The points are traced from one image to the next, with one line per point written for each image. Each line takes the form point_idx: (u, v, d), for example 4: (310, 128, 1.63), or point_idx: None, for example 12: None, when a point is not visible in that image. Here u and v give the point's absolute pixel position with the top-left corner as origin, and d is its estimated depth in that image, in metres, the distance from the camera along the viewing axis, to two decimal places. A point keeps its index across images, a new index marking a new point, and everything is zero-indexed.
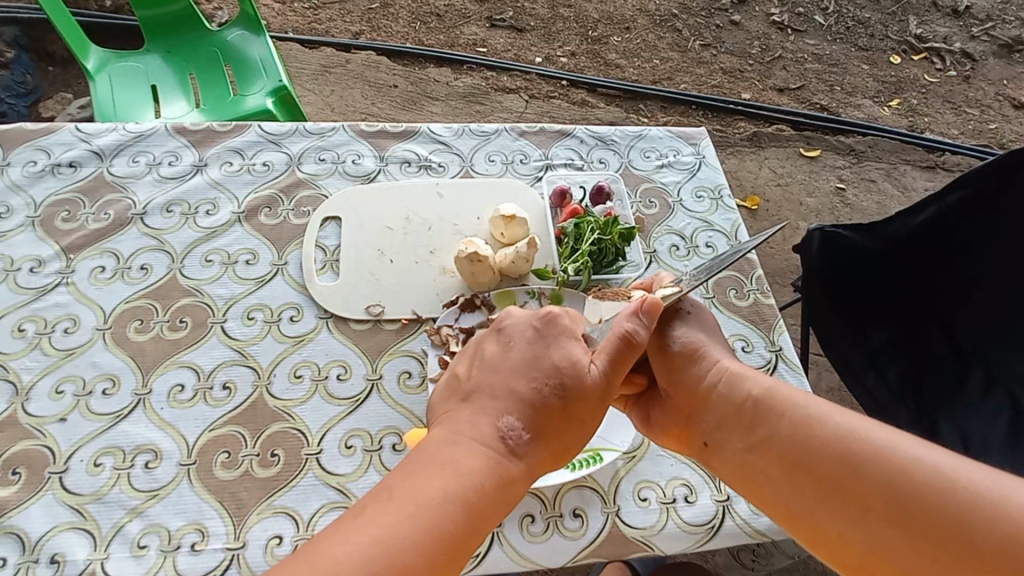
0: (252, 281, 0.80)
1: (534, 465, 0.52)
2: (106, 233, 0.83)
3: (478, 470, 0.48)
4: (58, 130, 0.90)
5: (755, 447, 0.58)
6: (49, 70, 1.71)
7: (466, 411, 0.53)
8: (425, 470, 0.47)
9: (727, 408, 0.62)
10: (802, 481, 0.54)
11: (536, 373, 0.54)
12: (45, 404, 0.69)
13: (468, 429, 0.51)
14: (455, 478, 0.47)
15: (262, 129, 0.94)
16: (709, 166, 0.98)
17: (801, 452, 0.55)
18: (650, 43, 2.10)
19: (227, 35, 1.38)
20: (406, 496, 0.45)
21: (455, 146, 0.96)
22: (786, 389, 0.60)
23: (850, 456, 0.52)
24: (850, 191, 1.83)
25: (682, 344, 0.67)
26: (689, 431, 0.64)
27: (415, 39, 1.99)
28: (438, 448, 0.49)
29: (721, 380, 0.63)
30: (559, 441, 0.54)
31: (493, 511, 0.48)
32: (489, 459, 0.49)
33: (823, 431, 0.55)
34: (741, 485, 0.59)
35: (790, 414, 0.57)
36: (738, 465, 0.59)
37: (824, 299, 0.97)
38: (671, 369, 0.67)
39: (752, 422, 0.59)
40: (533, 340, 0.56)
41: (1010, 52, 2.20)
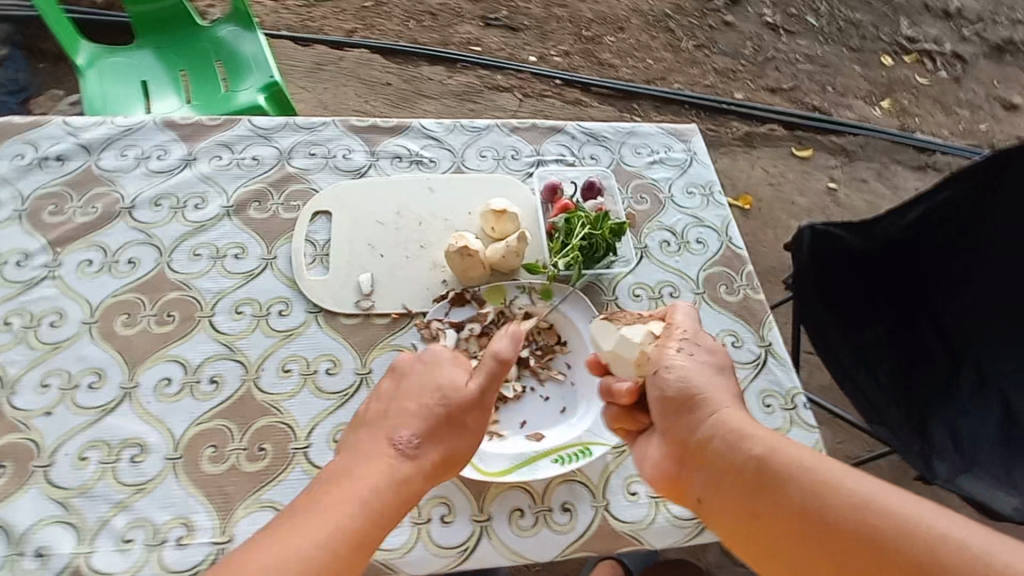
0: (241, 275, 0.80)
1: (428, 470, 0.57)
2: (93, 226, 0.82)
3: (369, 479, 0.53)
4: (46, 123, 0.89)
5: (760, 514, 0.54)
6: (39, 67, 1.70)
7: (361, 431, 0.59)
8: (329, 488, 0.52)
9: (724, 466, 0.58)
10: (816, 554, 0.49)
11: (420, 394, 0.60)
12: (30, 397, 0.68)
13: (359, 445, 0.57)
14: (351, 493, 0.51)
15: (252, 123, 0.93)
16: (700, 163, 0.98)
17: (812, 522, 0.50)
18: (644, 42, 2.11)
19: (218, 31, 1.38)
20: (312, 503, 0.50)
21: (447, 142, 0.96)
22: (788, 446, 0.56)
23: (868, 529, 0.47)
24: (842, 190, 1.84)
25: (676, 390, 0.63)
26: (686, 483, 0.61)
27: (409, 37, 1.99)
28: (335, 468, 0.54)
29: (715, 432, 0.59)
30: (450, 446, 0.59)
31: (388, 514, 0.52)
32: (378, 466, 0.54)
33: (836, 498, 0.50)
34: (747, 550, 0.55)
35: (793, 478, 0.53)
36: (740, 527, 0.55)
37: (816, 298, 0.97)
38: (668, 417, 0.63)
39: (754, 487, 0.55)
40: (422, 368, 0.62)
41: (1000, 54, 2.22)
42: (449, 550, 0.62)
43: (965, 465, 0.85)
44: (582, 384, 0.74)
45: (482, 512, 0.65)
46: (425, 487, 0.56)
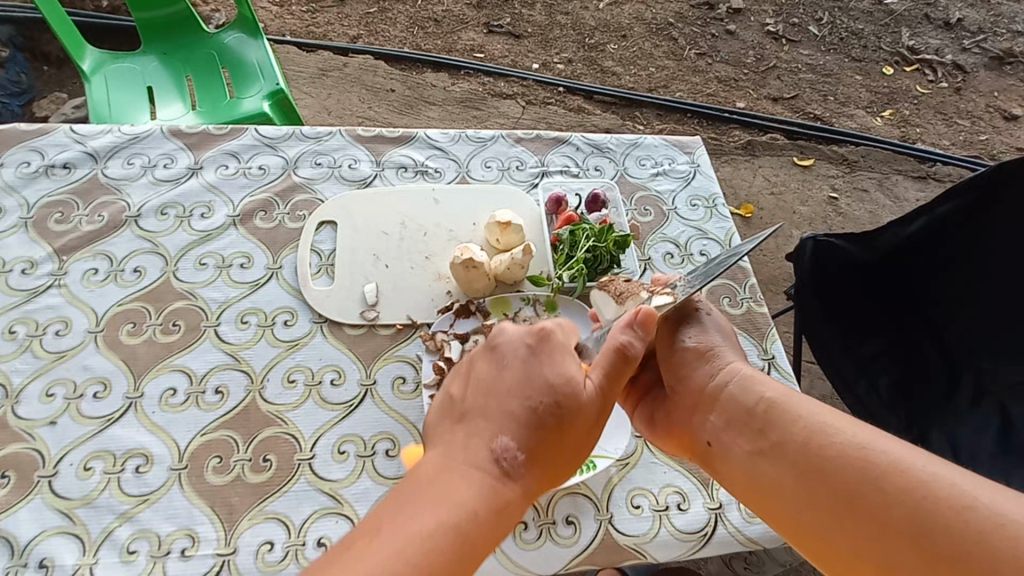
0: (246, 284, 0.80)
1: (529, 489, 0.49)
2: (99, 235, 0.82)
3: (471, 500, 0.45)
4: (53, 130, 0.90)
5: (763, 454, 0.56)
6: (43, 70, 1.70)
7: (461, 434, 0.50)
8: (421, 500, 0.44)
9: (737, 410, 0.61)
10: (818, 496, 0.51)
11: (530, 392, 0.50)
12: (34, 406, 0.68)
13: (461, 455, 0.48)
14: (448, 509, 0.44)
15: (258, 133, 0.94)
16: (703, 175, 0.98)
17: (816, 462, 0.52)
18: (646, 51, 2.12)
19: (223, 38, 1.38)
20: (403, 523, 0.42)
21: (452, 152, 0.97)
22: (797, 397, 0.59)
23: (864, 470, 0.49)
24: (843, 200, 1.85)
25: (696, 341, 0.67)
26: (695, 430, 0.64)
27: (413, 43, 2.00)
28: (430, 477, 0.46)
29: (732, 382, 0.63)
30: (553, 462, 0.50)
31: (489, 537, 0.45)
32: (482, 486, 0.46)
33: (837, 439, 0.52)
34: (749, 493, 0.57)
35: (802, 423, 0.55)
36: (744, 473, 0.58)
37: (817, 310, 0.98)
38: (682, 367, 0.67)
39: (762, 429, 0.58)
40: (527, 357, 0.52)
41: (1001, 65, 2.23)
42: None
43: None
44: None
45: None
46: (527, 505, 0.49)
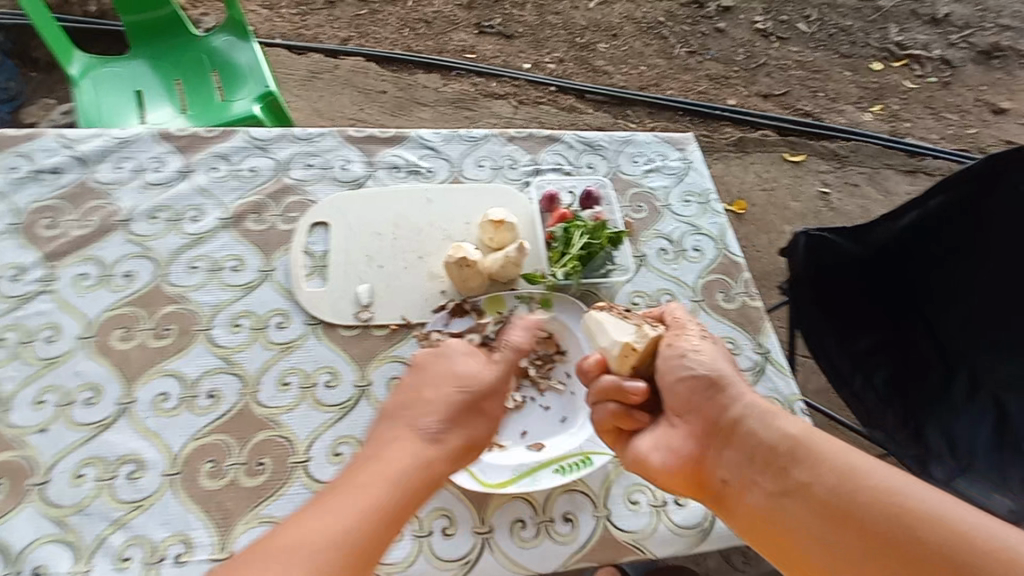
0: (239, 287, 0.80)
1: (453, 454, 0.62)
2: (89, 239, 0.81)
3: (406, 462, 0.59)
4: (41, 135, 0.89)
5: (788, 493, 0.57)
6: (30, 76, 1.68)
7: (410, 412, 0.63)
8: (364, 470, 0.57)
9: (758, 445, 0.60)
10: (847, 536, 0.52)
11: (465, 381, 0.66)
12: (25, 414, 0.68)
13: (407, 429, 0.62)
14: (383, 480, 0.56)
15: (249, 135, 0.93)
16: (696, 171, 0.99)
17: (845, 503, 0.53)
18: (637, 49, 2.13)
19: (212, 41, 1.38)
20: (350, 493, 0.55)
21: (444, 151, 0.96)
22: (814, 432, 0.60)
23: (894, 513, 0.51)
24: (835, 195, 1.86)
25: (704, 372, 0.66)
26: (713, 465, 0.63)
27: (404, 45, 2.00)
28: (380, 449, 0.60)
29: (751, 416, 0.62)
30: (473, 433, 0.64)
31: (415, 489, 0.58)
32: (415, 453, 0.60)
33: (867, 481, 0.53)
34: (766, 530, 0.58)
35: (830, 463, 0.56)
36: (765, 510, 0.58)
37: (811, 304, 1.00)
38: (692, 400, 0.66)
39: (786, 466, 0.58)
40: (467, 351, 0.69)
41: (987, 59, 2.25)
42: (450, 563, 0.62)
43: (961, 468, 0.88)
44: (581, 393, 0.74)
45: (484, 523, 0.64)
46: (456, 468, 0.63)
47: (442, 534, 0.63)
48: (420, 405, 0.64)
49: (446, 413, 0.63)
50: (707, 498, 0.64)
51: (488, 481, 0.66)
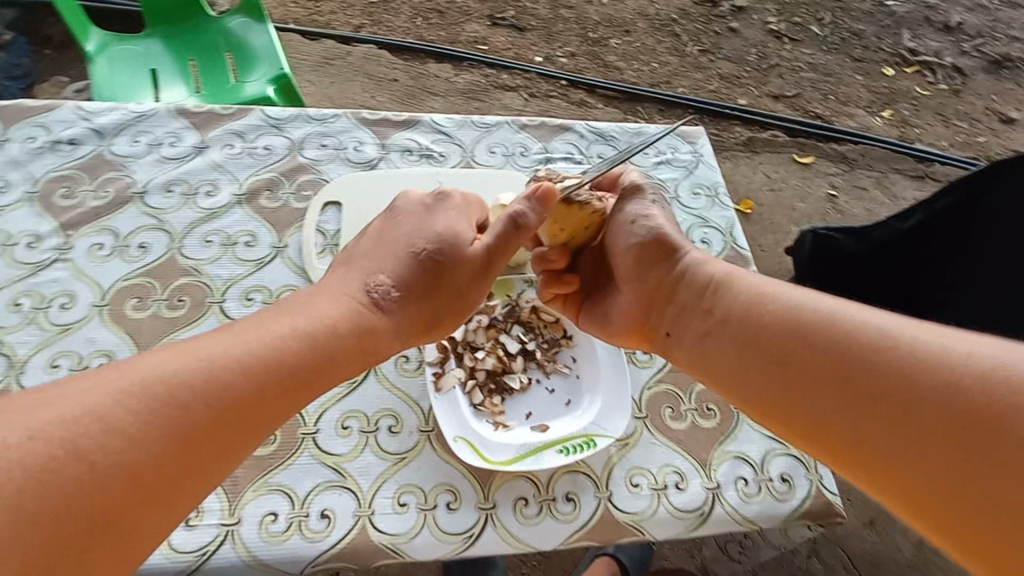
0: (252, 262, 0.81)
1: (400, 324, 0.66)
2: (105, 210, 0.82)
3: (337, 317, 0.60)
4: (58, 107, 0.90)
5: (715, 330, 0.64)
6: (45, 53, 1.69)
7: (348, 270, 0.67)
8: (289, 316, 0.58)
9: (692, 295, 0.68)
10: (765, 361, 0.58)
11: (419, 239, 0.68)
12: (39, 378, 0.69)
13: (342, 291, 0.64)
14: (305, 324, 0.58)
15: (264, 113, 0.94)
16: (706, 165, 0.99)
17: (758, 329, 0.60)
18: (649, 46, 2.12)
19: (227, 22, 1.38)
20: (261, 334, 0.55)
21: (456, 137, 0.97)
22: (744, 280, 0.65)
23: (800, 329, 0.56)
24: (841, 198, 1.86)
25: (647, 233, 0.72)
26: (654, 319, 0.71)
27: (416, 34, 2.00)
28: (306, 300, 0.62)
29: (684, 269, 0.70)
30: (431, 306, 0.68)
31: (345, 357, 0.59)
32: (349, 310, 0.62)
33: (778, 308, 0.59)
34: (703, 369, 0.65)
35: (744, 296, 0.63)
36: (698, 348, 0.65)
37: (812, 299, 1.06)
38: (638, 260, 0.72)
39: (710, 307, 0.65)
40: (420, 215, 0.71)
41: (999, 68, 2.25)
42: (453, 537, 0.63)
43: None
44: (586, 376, 0.75)
45: (487, 500, 0.66)
46: (397, 340, 0.66)
47: (447, 508, 0.65)
48: (375, 262, 0.67)
49: (399, 276, 0.66)
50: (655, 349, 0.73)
51: (493, 458, 0.67)
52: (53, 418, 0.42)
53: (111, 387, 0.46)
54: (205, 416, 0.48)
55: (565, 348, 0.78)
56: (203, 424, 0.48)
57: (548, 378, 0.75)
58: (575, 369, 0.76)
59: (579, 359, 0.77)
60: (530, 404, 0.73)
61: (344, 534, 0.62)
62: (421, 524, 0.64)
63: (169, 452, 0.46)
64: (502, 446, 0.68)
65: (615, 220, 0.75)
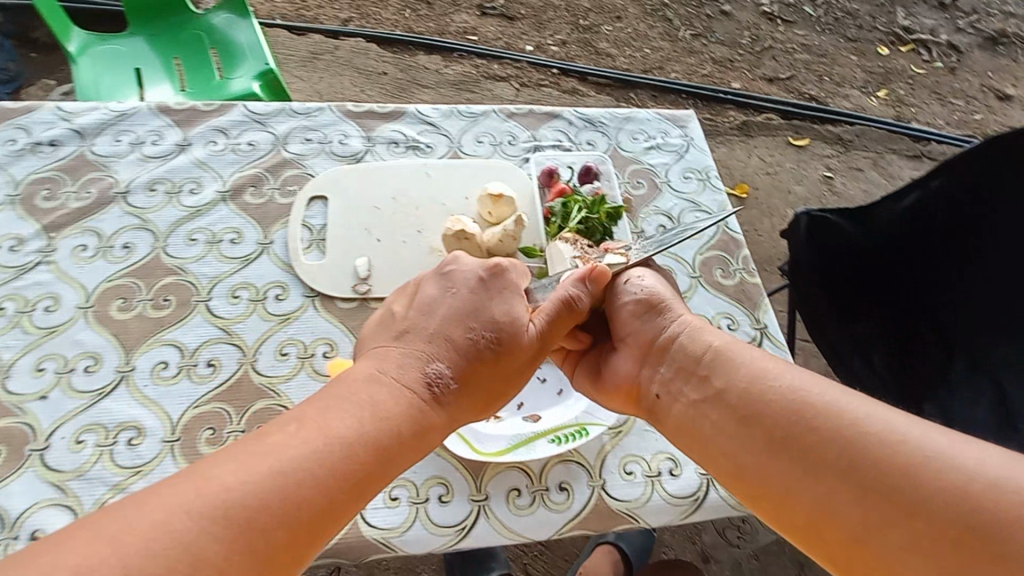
0: (237, 259, 0.80)
1: (455, 412, 0.57)
2: (89, 211, 0.82)
3: (400, 414, 0.51)
4: (38, 108, 0.88)
5: (708, 400, 0.58)
6: (31, 56, 1.68)
7: (397, 349, 0.57)
8: (345, 406, 0.49)
9: (683, 361, 0.63)
10: (755, 438, 0.53)
11: (476, 323, 0.60)
12: (25, 381, 0.68)
13: (393, 371, 0.54)
14: (371, 422, 0.49)
15: (247, 109, 0.93)
16: (697, 148, 0.98)
17: (754, 405, 0.54)
18: (641, 32, 2.10)
19: (211, 18, 1.36)
20: (316, 430, 0.46)
21: (443, 127, 0.96)
22: (738, 347, 0.61)
23: (802, 413, 0.51)
24: (838, 180, 1.85)
25: (644, 296, 0.70)
26: (645, 381, 0.66)
27: (405, 26, 1.97)
28: (360, 385, 0.52)
29: (680, 333, 0.66)
30: (490, 383, 0.59)
31: (405, 453, 0.50)
32: (411, 406, 0.52)
33: (776, 384, 0.55)
34: (689, 440, 0.59)
35: (743, 370, 0.58)
36: (686, 418, 0.60)
37: (813, 290, 1.01)
38: (631, 321, 0.70)
39: (706, 375, 0.60)
40: (476, 289, 0.62)
41: (995, 44, 2.22)
42: (446, 529, 0.63)
43: None
44: None
45: (480, 492, 0.65)
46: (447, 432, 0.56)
47: (439, 501, 0.64)
48: (427, 344, 0.58)
49: (457, 364, 0.57)
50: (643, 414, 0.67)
51: (483, 450, 0.67)
52: (90, 558, 0.34)
53: (173, 505, 0.38)
54: (281, 531, 0.41)
55: None
56: (281, 542, 0.41)
57: (539, 368, 0.75)
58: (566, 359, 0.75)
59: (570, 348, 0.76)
60: (521, 394, 0.72)
61: (335, 530, 0.62)
62: (414, 517, 0.63)
63: (235, 563, 0.38)
64: (494, 437, 0.68)
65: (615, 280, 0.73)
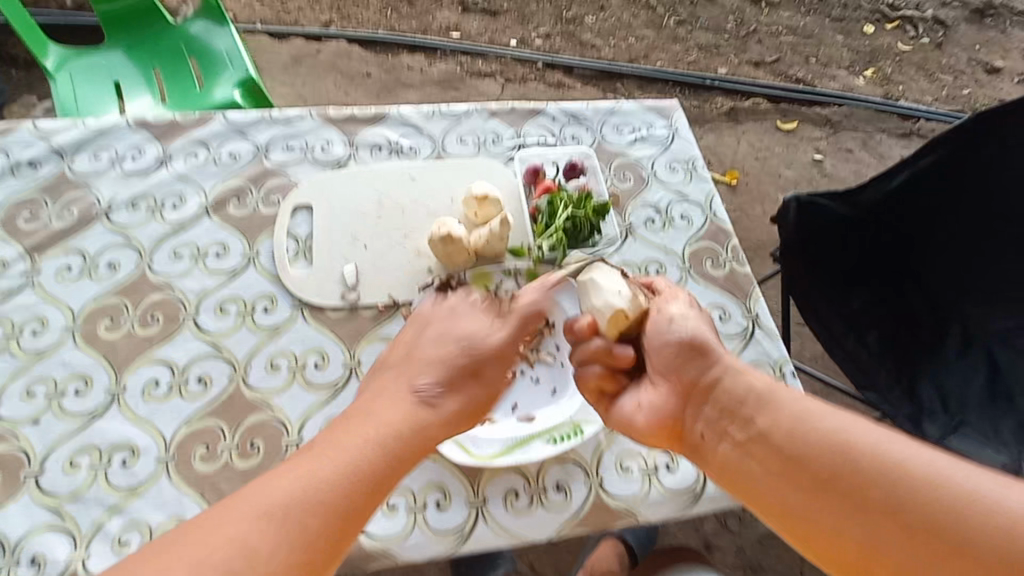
0: (224, 273, 0.79)
1: (451, 418, 0.62)
2: (72, 231, 0.81)
3: (394, 421, 0.57)
4: (16, 128, 0.87)
5: (752, 443, 0.58)
6: (11, 73, 1.66)
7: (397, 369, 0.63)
8: (353, 428, 0.56)
9: (728, 403, 0.61)
10: (800, 480, 0.54)
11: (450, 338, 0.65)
12: (15, 406, 0.68)
13: (393, 390, 0.61)
14: (376, 432, 0.56)
15: (226, 119, 0.91)
16: (682, 139, 0.97)
17: (798, 448, 0.55)
18: (625, 21, 2.08)
19: (189, 27, 1.35)
20: (325, 451, 0.53)
21: (426, 129, 0.95)
22: (782, 387, 0.60)
23: (845, 455, 0.53)
24: (828, 161, 1.84)
25: (685, 337, 0.64)
26: (688, 424, 0.63)
27: (387, 25, 1.95)
28: (367, 407, 0.59)
29: (721, 374, 0.62)
30: (471, 397, 0.64)
31: (403, 468, 0.56)
32: (407, 412, 0.59)
33: (819, 426, 0.55)
34: (733, 480, 0.59)
35: (786, 412, 0.58)
36: (731, 460, 0.59)
37: (804, 270, 0.99)
38: (671, 364, 0.65)
39: (750, 418, 0.59)
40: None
41: (982, 17, 2.21)
42: (445, 535, 0.63)
43: (953, 425, 0.88)
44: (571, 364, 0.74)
45: (477, 495, 0.65)
46: (450, 432, 0.62)
47: (437, 507, 0.64)
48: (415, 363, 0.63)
49: (441, 374, 0.62)
50: (685, 451, 0.65)
51: (479, 454, 0.67)
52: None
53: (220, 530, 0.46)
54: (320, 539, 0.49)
55: (547, 336, 0.75)
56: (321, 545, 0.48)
57: (533, 368, 0.74)
58: (559, 358, 0.75)
59: (562, 348, 0.75)
60: (515, 396, 0.72)
61: None
62: (413, 524, 0.63)
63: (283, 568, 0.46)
64: (489, 440, 0.68)
65: (650, 318, 0.68)
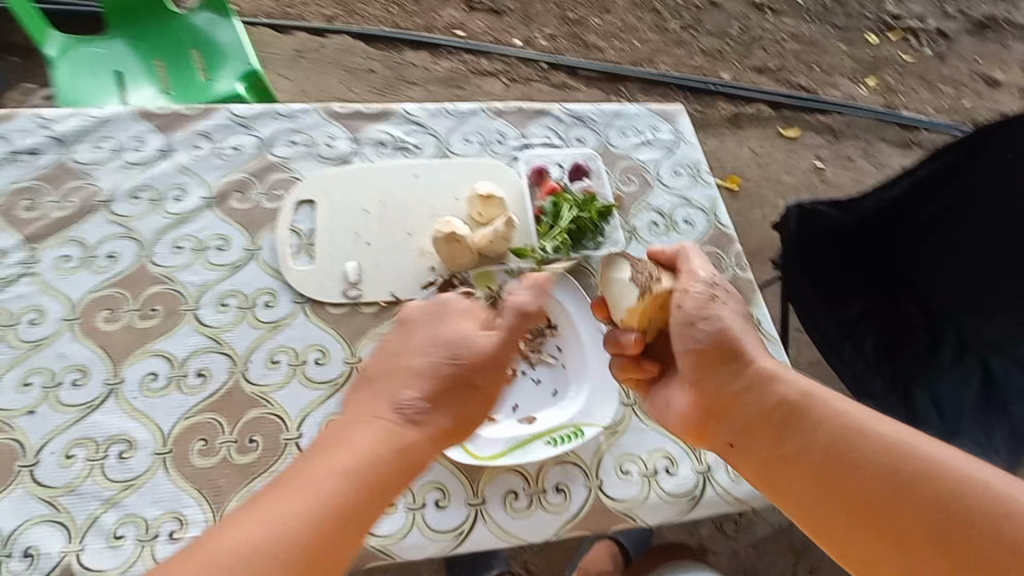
0: (225, 267, 0.79)
1: (436, 436, 0.55)
2: (71, 221, 0.80)
3: (372, 444, 0.51)
4: (16, 115, 0.86)
5: (784, 458, 0.57)
6: (10, 59, 1.64)
7: (379, 388, 0.55)
8: (325, 451, 0.50)
9: (754, 415, 0.61)
10: (838, 498, 0.53)
11: None
12: (11, 396, 0.67)
13: (371, 408, 0.54)
14: (348, 456, 0.49)
15: (231, 112, 0.90)
16: (687, 143, 0.97)
17: (836, 465, 0.54)
18: (629, 23, 2.08)
19: (192, 17, 1.33)
20: (295, 485, 0.47)
21: (431, 126, 0.95)
22: (817, 396, 0.59)
23: (890, 475, 0.51)
24: (828, 169, 1.85)
25: (707, 344, 0.63)
26: (711, 432, 0.64)
27: (392, 22, 1.94)
28: (339, 429, 0.52)
29: (748, 385, 0.62)
30: (461, 409, 0.57)
31: (384, 492, 0.50)
32: (384, 432, 0.52)
33: (862, 443, 0.53)
34: (765, 490, 0.59)
35: (824, 427, 0.56)
36: (763, 471, 0.59)
37: (801, 274, 1.00)
38: (690, 369, 0.65)
39: (781, 432, 0.58)
40: None
41: (983, 29, 2.22)
42: (444, 535, 0.63)
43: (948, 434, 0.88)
44: (573, 367, 0.74)
45: (476, 495, 0.65)
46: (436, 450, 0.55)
47: (436, 506, 0.64)
48: (397, 375, 0.56)
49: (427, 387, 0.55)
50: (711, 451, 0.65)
51: (481, 454, 0.66)
52: None
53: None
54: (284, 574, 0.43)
55: (550, 337, 0.75)
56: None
57: (534, 369, 0.73)
58: (560, 359, 0.74)
59: (565, 349, 0.75)
60: (517, 397, 0.71)
61: None
62: (410, 524, 0.62)
63: None
64: (490, 440, 0.67)
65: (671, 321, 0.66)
